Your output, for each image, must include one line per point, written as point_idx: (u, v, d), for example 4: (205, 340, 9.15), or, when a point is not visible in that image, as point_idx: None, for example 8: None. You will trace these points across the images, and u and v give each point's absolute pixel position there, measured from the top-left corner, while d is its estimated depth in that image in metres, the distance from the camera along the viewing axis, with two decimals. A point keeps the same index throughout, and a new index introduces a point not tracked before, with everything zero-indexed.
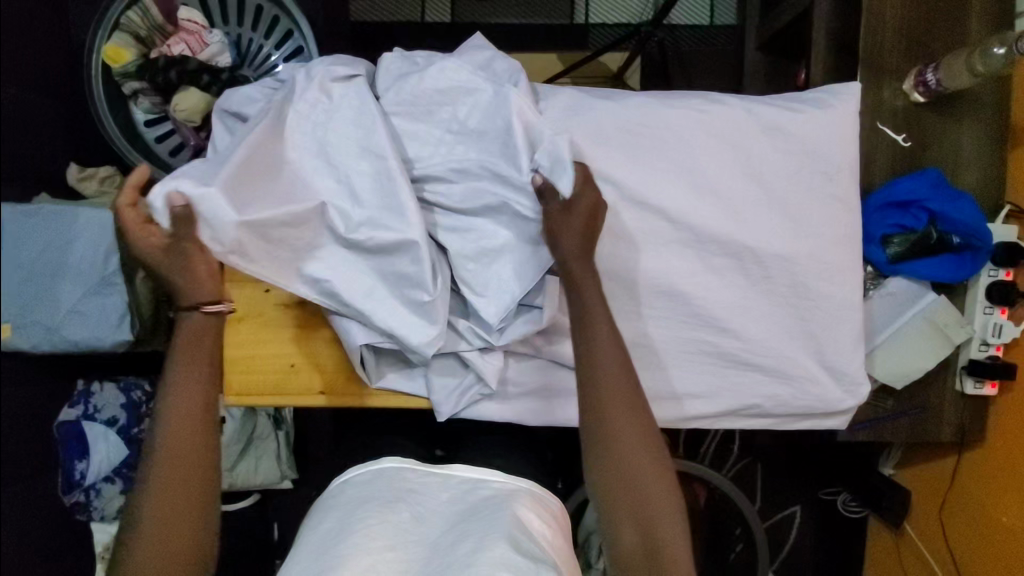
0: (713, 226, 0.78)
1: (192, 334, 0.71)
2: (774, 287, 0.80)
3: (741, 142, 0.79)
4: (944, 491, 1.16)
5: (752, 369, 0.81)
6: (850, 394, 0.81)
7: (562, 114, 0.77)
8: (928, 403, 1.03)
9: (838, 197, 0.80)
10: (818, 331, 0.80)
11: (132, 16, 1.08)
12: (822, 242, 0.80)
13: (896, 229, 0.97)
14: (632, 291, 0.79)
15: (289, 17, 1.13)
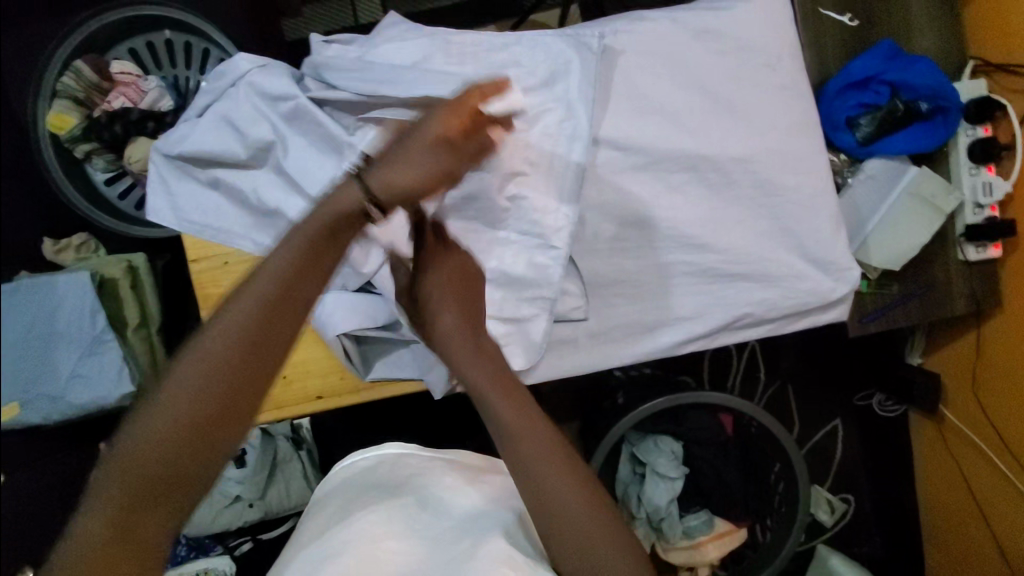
0: (664, 144, 0.77)
1: (264, 279, 0.53)
2: (740, 192, 0.78)
3: (674, 52, 0.77)
4: (973, 366, 1.13)
5: (736, 278, 0.79)
6: (841, 281, 0.79)
7: (489, 65, 0.76)
8: (934, 281, 1.00)
9: (785, 85, 0.78)
10: (794, 224, 0.78)
11: (67, 80, 1.09)
12: (778, 135, 0.77)
13: (860, 109, 0.94)
14: (599, 228, 0.78)
15: (217, 46, 1.12)
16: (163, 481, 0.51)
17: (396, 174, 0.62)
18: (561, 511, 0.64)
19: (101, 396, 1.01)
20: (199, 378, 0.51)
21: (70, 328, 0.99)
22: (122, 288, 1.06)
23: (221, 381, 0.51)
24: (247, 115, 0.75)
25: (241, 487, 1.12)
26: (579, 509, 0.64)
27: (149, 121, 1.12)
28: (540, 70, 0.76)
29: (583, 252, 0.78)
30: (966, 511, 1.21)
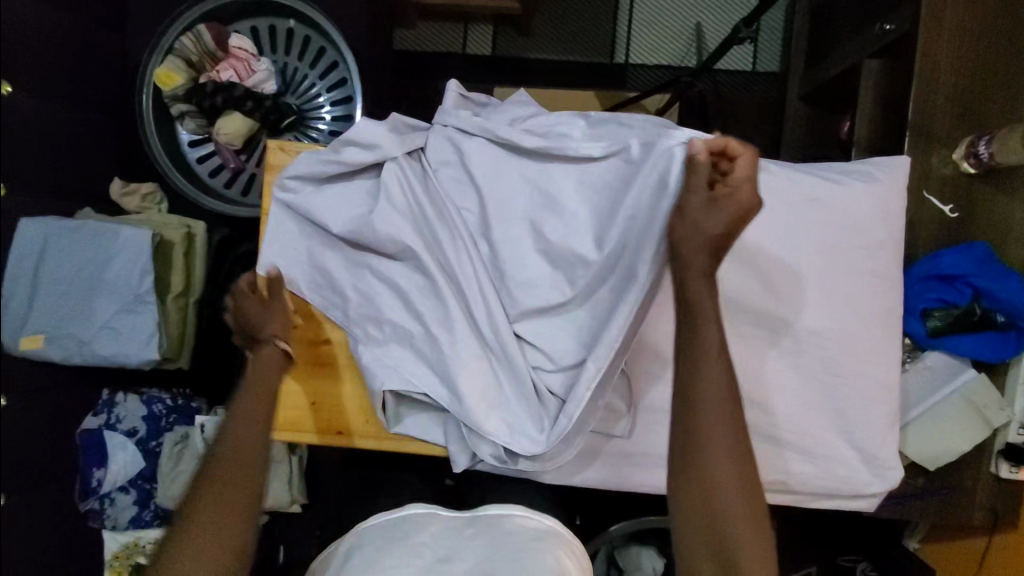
0: (744, 295, 0.77)
1: (259, 370, 0.75)
2: (805, 363, 0.77)
3: (782, 210, 0.77)
4: (973, 572, 1.09)
5: (778, 445, 0.78)
6: (879, 478, 0.77)
7: (600, 173, 0.77)
8: (956, 483, 1.00)
9: (879, 272, 0.77)
10: (850, 411, 0.77)
11: (186, 41, 1.11)
12: (859, 319, 0.77)
13: (938, 302, 0.96)
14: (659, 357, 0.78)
15: (335, 49, 1.14)
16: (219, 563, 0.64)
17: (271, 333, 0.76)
18: (724, 496, 0.63)
19: (127, 356, 1.01)
20: (229, 476, 0.68)
21: (117, 282, 1.01)
22: (176, 255, 1.08)
23: (240, 467, 0.69)
24: (393, 190, 0.77)
25: None
26: (738, 498, 0.63)
27: (250, 100, 1.13)
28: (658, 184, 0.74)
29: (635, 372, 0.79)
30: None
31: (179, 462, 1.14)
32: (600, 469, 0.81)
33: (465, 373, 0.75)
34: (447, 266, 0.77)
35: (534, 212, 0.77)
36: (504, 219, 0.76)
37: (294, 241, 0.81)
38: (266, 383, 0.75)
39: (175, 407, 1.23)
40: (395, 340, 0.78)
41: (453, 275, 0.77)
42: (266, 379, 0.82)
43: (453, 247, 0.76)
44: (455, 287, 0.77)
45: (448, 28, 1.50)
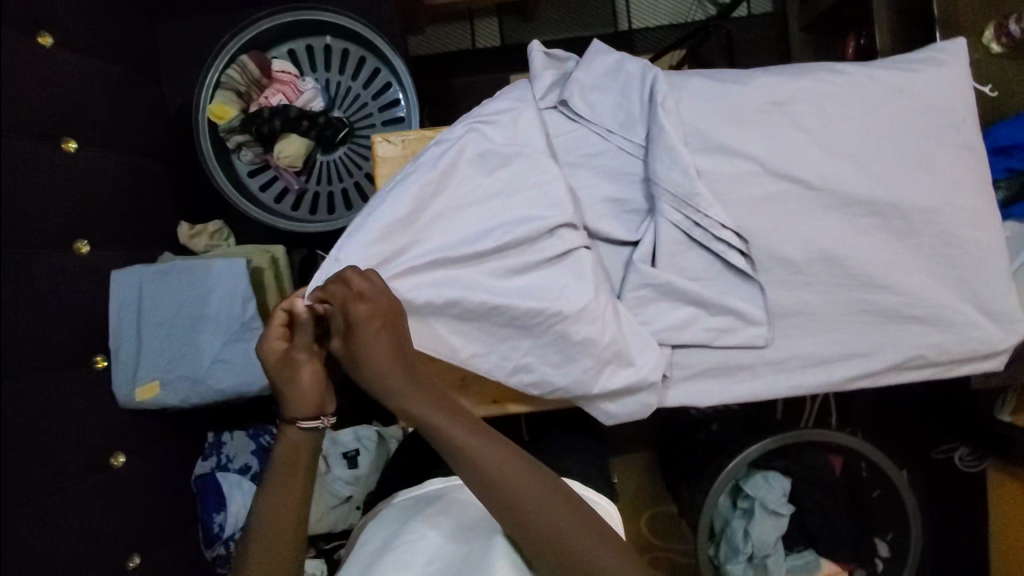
0: (856, 188, 0.81)
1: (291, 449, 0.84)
2: (921, 240, 0.82)
3: (869, 104, 0.82)
4: None
5: (912, 322, 0.83)
6: (1006, 332, 0.83)
7: (697, 101, 0.82)
8: None
9: (967, 144, 0.83)
10: (969, 274, 0.82)
11: (232, 73, 1.13)
12: (959, 189, 0.82)
13: (1004, 173, 1.02)
14: (788, 263, 0.82)
15: (377, 55, 1.17)
16: None
17: (297, 407, 0.83)
18: (557, 530, 0.71)
19: (245, 385, 1.02)
20: (269, 540, 0.79)
21: (220, 314, 1.01)
22: (267, 279, 1.08)
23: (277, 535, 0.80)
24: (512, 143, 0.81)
25: (351, 487, 1.13)
26: (571, 524, 0.72)
27: (304, 119, 1.14)
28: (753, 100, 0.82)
29: (768, 283, 0.82)
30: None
31: None
32: (750, 382, 0.84)
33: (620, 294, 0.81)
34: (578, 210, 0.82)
35: (648, 151, 0.81)
36: (610, 160, 0.84)
37: (399, 232, 0.77)
38: (294, 451, 0.84)
39: None
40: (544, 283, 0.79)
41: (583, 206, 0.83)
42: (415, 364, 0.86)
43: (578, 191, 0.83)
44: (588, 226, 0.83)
45: (455, 27, 1.55)
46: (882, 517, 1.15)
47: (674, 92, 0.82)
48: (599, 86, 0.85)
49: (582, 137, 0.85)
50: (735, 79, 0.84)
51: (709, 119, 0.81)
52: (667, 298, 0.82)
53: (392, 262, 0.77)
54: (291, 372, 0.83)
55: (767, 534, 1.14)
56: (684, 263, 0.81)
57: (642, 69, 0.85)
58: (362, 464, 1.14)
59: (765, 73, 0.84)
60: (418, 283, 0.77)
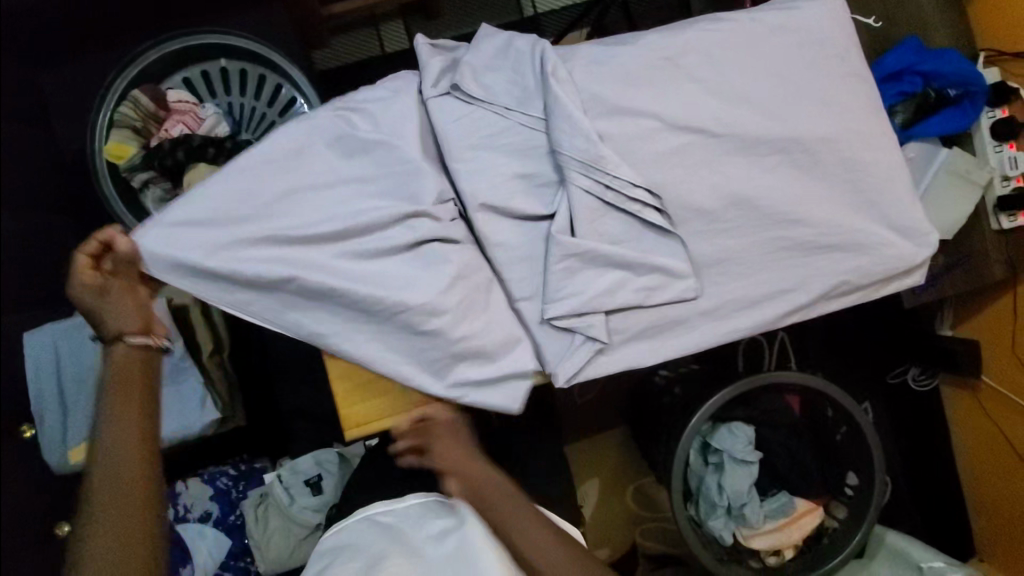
0: (755, 129, 0.83)
1: (123, 365, 0.74)
2: (825, 170, 0.84)
3: (755, 46, 0.84)
4: (1009, 328, 1.22)
5: (831, 250, 0.84)
6: (921, 246, 0.85)
7: (589, 67, 0.83)
8: (972, 249, 1.11)
9: (854, 71, 0.86)
10: (875, 195, 0.85)
11: (125, 110, 1.09)
12: (853, 116, 0.85)
13: (898, 97, 1.04)
14: (704, 212, 0.83)
15: (276, 71, 1.14)
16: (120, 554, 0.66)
17: (120, 319, 0.76)
18: None
19: (183, 428, 0.97)
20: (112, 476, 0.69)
21: None
22: (192, 316, 1.03)
23: (123, 472, 0.69)
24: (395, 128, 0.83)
25: (320, 515, 1.09)
26: None
27: (208, 146, 1.10)
28: (643, 57, 0.83)
29: (687, 235, 0.83)
30: (1010, 465, 1.31)
31: (267, 524, 1.09)
32: (687, 336, 0.84)
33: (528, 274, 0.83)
34: (484, 190, 0.82)
35: (548, 121, 0.81)
36: (508, 136, 0.84)
37: (233, 213, 0.80)
38: (125, 368, 0.74)
39: (241, 475, 1.16)
40: (416, 262, 0.81)
41: (483, 189, 0.82)
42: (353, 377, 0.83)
43: (483, 171, 0.82)
44: (490, 209, 0.82)
45: (358, 35, 1.52)
46: (846, 447, 1.17)
47: (566, 61, 0.84)
48: (492, 66, 0.86)
49: (480, 119, 0.84)
50: (620, 41, 0.86)
51: (603, 83, 0.82)
52: (593, 264, 0.81)
53: (223, 241, 0.79)
54: (108, 299, 0.77)
55: (740, 486, 1.16)
56: (604, 227, 0.81)
57: (533, 44, 0.86)
58: (327, 489, 1.10)
59: (654, 31, 0.85)
60: (250, 257, 0.79)
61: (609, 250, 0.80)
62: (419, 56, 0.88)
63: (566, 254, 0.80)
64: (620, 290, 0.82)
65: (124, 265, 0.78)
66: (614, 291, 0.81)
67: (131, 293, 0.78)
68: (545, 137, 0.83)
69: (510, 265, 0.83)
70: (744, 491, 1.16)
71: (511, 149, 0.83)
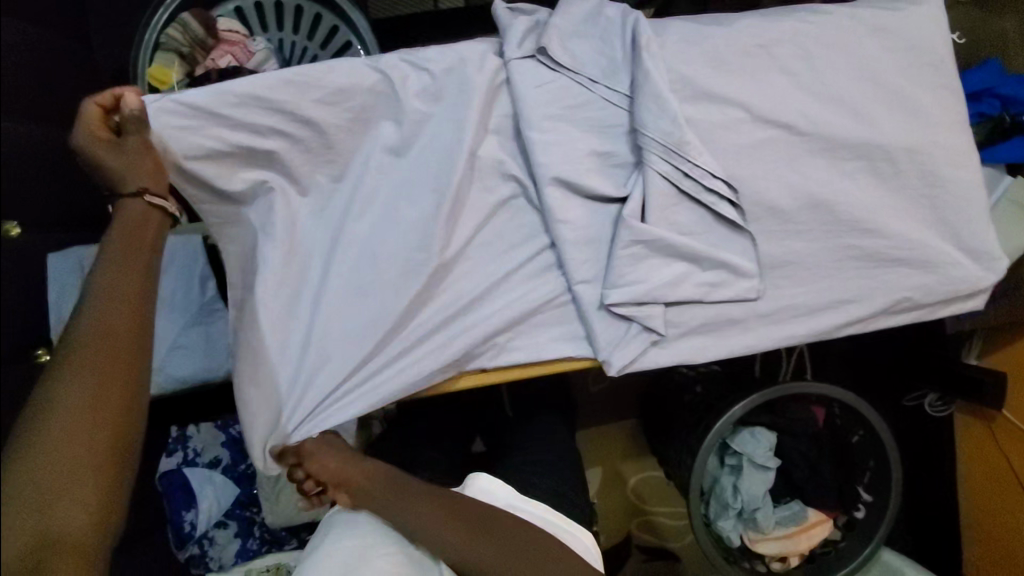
0: (840, 132, 0.80)
1: (132, 220, 0.72)
2: (906, 182, 0.82)
3: (849, 46, 0.81)
4: None
5: (899, 264, 0.83)
6: (988, 271, 0.83)
7: (681, 43, 0.80)
8: (1017, 282, 1.08)
9: (947, 85, 0.83)
10: (952, 214, 0.82)
11: (173, 33, 1.03)
12: (939, 130, 0.82)
13: (975, 118, 1.04)
14: (777, 211, 0.81)
15: (334, 13, 1.09)
16: (97, 405, 0.64)
17: (134, 177, 0.73)
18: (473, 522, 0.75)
19: (207, 369, 0.94)
20: (104, 326, 0.67)
21: (178, 296, 0.95)
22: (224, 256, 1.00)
23: (117, 325, 0.67)
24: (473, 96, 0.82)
25: None
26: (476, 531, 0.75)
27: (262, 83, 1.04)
28: (734, 42, 0.80)
29: (758, 232, 0.81)
30: (1004, 496, 1.33)
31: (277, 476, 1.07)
32: (744, 335, 0.82)
33: (589, 256, 0.81)
34: (559, 164, 0.80)
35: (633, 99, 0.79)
36: (586, 113, 0.82)
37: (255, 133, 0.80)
38: (134, 226, 0.72)
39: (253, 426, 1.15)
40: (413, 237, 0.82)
41: (559, 161, 0.80)
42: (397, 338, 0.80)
43: (560, 142, 0.81)
44: (563, 184, 0.80)
45: None
46: (860, 459, 1.18)
47: (658, 37, 0.80)
48: (578, 34, 0.83)
49: (564, 88, 0.82)
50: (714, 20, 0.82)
51: (691, 64, 0.79)
52: (662, 252, 0.80)
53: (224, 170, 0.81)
54: (120, 156, 0.73)
55: (759, 491, 1.15)
56: (675, 216, 0.80)
57: (623, 16, 0.84)
58: None
59: (750, 16, 0.82)
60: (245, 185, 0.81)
61: (680, 239, 0.79)
62: (497, 21, 0.87)
63: (638, 238, 0.78)
64: (687, 279, 0.80)
65: (131, 124, 0.74)
66: (680, 280, 0.80)
67: (148, 151, 0.75)
68: (625, 117, 0.82)
69: (573, 244, 0.81)
70: (762, 496, 1.15)
71: (589, 127, 0.82)
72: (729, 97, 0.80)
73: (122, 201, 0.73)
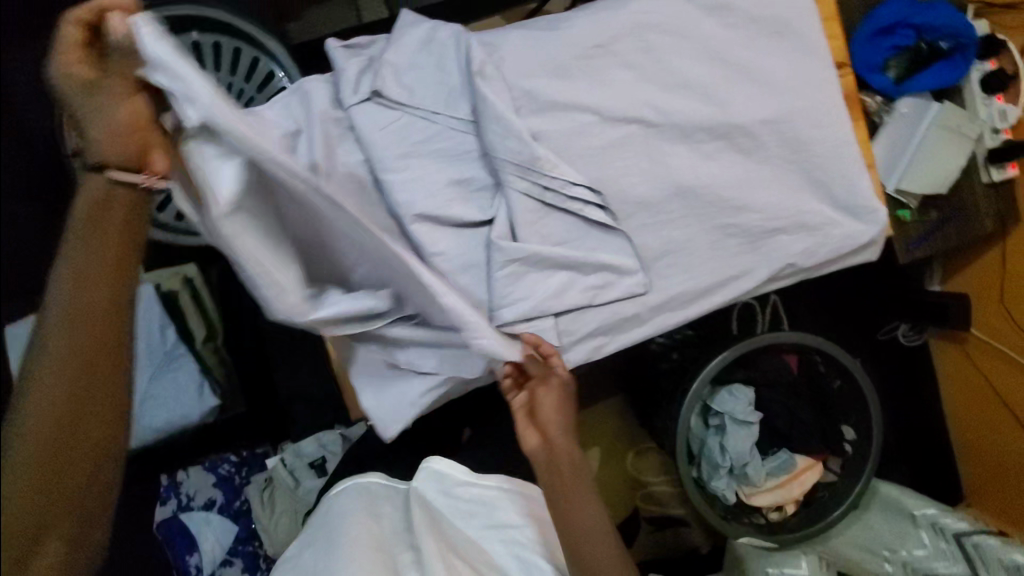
0: (697, 115, 0.80)
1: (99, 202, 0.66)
2: (769, 153, 0.82)
3: (693, 28, 0.80)
4: (1000, 278, 1.23)
5: (779, 232, 0.84)
6: (869, 224, 0.84)
7: (524, 52, 0.78)
8: (963, 204, 1.11)
9: (808, 47, 0.82)
10: (821, 176, 0.83)
11: None
12: (798, 96, 0.82)
13: (893, 51, 1.05)
14: (647, 205, 0.82)
15: (250, 44, 1.09)
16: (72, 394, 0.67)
17: (104, 139, 0.63)
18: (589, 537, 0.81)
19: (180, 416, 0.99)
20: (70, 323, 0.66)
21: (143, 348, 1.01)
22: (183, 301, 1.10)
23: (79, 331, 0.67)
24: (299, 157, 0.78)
25: None
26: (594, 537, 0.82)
27: None
28: (579, 41, 0.79)
29: (631, 229, 0.81)
30: (992, 409, 1.36)
31: (272, 509, 1.06)
32: (639, 328, 0.85)
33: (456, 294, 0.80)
34: (417, 201, 0.78)
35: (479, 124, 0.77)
36: (437, 144, 0.80)
37: None
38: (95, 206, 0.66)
39: (243, 461, 1.14)
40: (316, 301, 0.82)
41: (420, 198, 0.78)
42: None
43: (434, 170, 0.79)
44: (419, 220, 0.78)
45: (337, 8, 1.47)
46: (839, 403, 1.20)
47: (493, 54, 0.78)
48: (415, 65, 0.81)
49: (409, 124, 0.80)
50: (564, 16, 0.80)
51: (536, 74, 0.78)
52: (541, 267, 0.79)
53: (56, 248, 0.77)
54: (97, 109, 0.62)
55: (742, 448, 1.17)
56: (546, 228, 0.79)
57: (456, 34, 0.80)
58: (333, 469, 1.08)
59: (584, 12, 0.79)
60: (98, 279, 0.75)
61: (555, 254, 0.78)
62: (332, 57, 0.84)
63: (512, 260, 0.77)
64: (580, 282, 0.81)
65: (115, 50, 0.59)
66: (569, 291, 0.80)
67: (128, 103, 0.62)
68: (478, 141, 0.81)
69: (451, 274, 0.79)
70: (746, 453, 1.17)
71: (445, 156, 0.81)
72: (579, 97, 0.79)
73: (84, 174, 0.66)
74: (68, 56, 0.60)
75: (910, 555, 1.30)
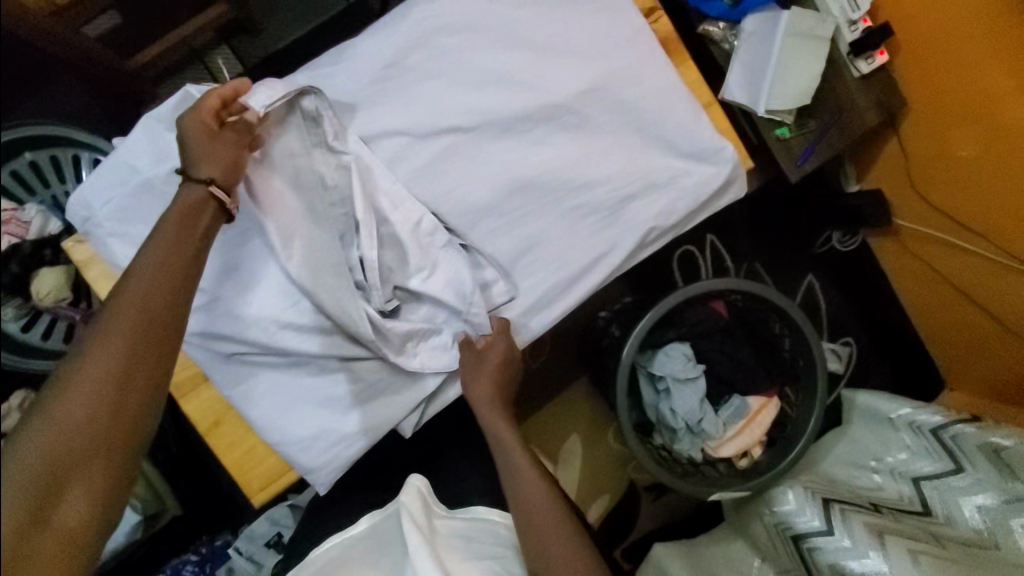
0: (511, 105, 0.77)
1: (190, 206, 0.64)
2: (598, 122, 0.80)
3: (482, 20, 0.78)
4: (904, 164, 1.20)
5: (633, 198, 0.80)
6: (718, 165, 0.81)
7: (317, 93, 0.75)
8: (842, 104, 1.07)
9: (607, 4, 0.80)
10: (658, 130, 0.80)
11: None
12: (609, 57, 0.79)
13: None
14: (491, 208, 0.78)
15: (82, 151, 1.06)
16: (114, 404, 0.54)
17: (205, 162, 0.66)
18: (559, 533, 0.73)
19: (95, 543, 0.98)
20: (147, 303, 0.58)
21: None
22: None
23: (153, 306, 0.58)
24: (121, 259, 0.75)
25: None
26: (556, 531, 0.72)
27: (45, 248, 1.04)
28: (371, 67, 0.76)
29: (480, 237, 0.78)
30: (949, 296, 1.27)
31: None
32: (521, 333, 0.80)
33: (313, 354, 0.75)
34: (250, 272, 0.74)
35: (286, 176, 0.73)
36: None
37: None
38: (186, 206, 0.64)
39: (204, 557, 1.09)
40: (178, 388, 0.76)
41: (249, 268, 0.74)
42: (235, 445, 0.77)
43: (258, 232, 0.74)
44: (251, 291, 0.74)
45: None
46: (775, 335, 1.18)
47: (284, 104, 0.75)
48: None
49: None
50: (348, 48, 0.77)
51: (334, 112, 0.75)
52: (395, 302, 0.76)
53: None
54: (210, 144, 0.66)
55: (689, 406, 1.14)
56: (389, 262, 0.75)
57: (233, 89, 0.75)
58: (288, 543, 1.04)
59: (368, 35, 0.77)
60: None
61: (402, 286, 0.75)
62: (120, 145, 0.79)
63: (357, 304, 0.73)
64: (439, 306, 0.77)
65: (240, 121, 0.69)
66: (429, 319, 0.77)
67: (238, 148, 0.68)
68: None
69: (296, 340, 0.73)
70: (695, 410, 1.14)
71: None
72: (386, 122, 0.76)
73: (184, 185, 0.66)
74: (201, 116, 0.67)
75: (895, 461, 1.16)
